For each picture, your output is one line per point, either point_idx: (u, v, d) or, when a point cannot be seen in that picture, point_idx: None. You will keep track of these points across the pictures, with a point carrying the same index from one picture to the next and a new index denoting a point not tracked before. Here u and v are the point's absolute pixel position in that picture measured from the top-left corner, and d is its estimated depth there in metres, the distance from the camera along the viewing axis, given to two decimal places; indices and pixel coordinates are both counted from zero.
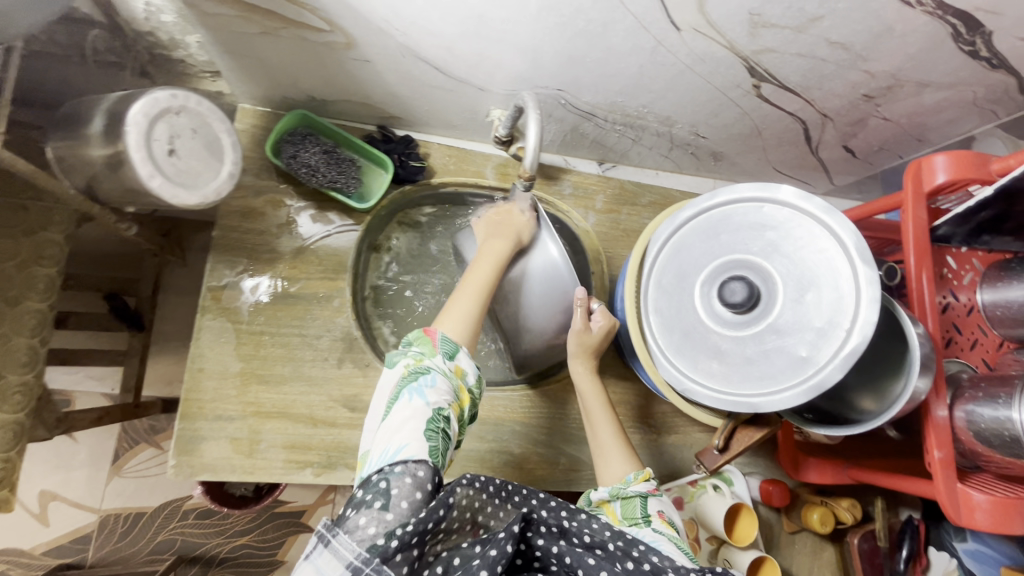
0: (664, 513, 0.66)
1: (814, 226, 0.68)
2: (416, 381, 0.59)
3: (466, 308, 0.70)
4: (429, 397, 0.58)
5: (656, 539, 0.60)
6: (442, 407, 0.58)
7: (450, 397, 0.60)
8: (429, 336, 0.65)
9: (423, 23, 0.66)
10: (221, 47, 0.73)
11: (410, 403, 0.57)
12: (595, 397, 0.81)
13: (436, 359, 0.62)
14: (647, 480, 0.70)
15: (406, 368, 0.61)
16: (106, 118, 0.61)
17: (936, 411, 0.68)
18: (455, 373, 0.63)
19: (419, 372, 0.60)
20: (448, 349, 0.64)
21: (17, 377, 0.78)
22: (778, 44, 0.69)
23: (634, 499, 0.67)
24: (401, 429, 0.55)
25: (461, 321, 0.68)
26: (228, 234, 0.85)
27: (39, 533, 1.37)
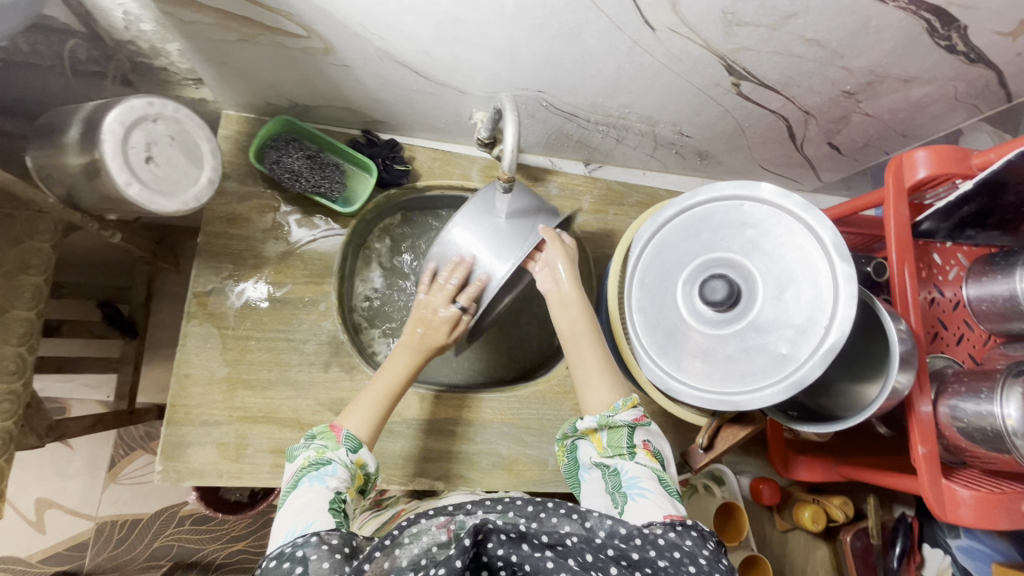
0: (649, 442, 0.67)
1: (793, 223, 0.68)
2: (314, 473, 0.61)
3: (370, 410, 0.72)
4: (329, 482, 0.60)
5: (637, 479, 0.62)
6: (341, 491, 0.60)
7: (348, 482, 0.63)
8: (333, 430, 0.68)
9: (400, 27, 0.66)
10: (200, 55, 0.74)
11: (311, 488, 0.59)
12: (582, 316, 0.76)
13: (339, 452, 0.65)
14: (634, 408, 0.68)
15: (307, 459, 0.64)
16: (83, 126, 0.61)
17: (920, 407, 0.68)
18: (355, 467, 0.66)
19: (320, 462, 0.63)
20: (351, 446, 0.67)
21: (5, 385, 0.79)
22: (754, 43, 0.69)
23: (621, 429, 0.67)
24: (305, 511, 0.56)
25: (363, 422, 0.70)
26: (213, 240, 0.85)
27: (36, 541, 1.38)
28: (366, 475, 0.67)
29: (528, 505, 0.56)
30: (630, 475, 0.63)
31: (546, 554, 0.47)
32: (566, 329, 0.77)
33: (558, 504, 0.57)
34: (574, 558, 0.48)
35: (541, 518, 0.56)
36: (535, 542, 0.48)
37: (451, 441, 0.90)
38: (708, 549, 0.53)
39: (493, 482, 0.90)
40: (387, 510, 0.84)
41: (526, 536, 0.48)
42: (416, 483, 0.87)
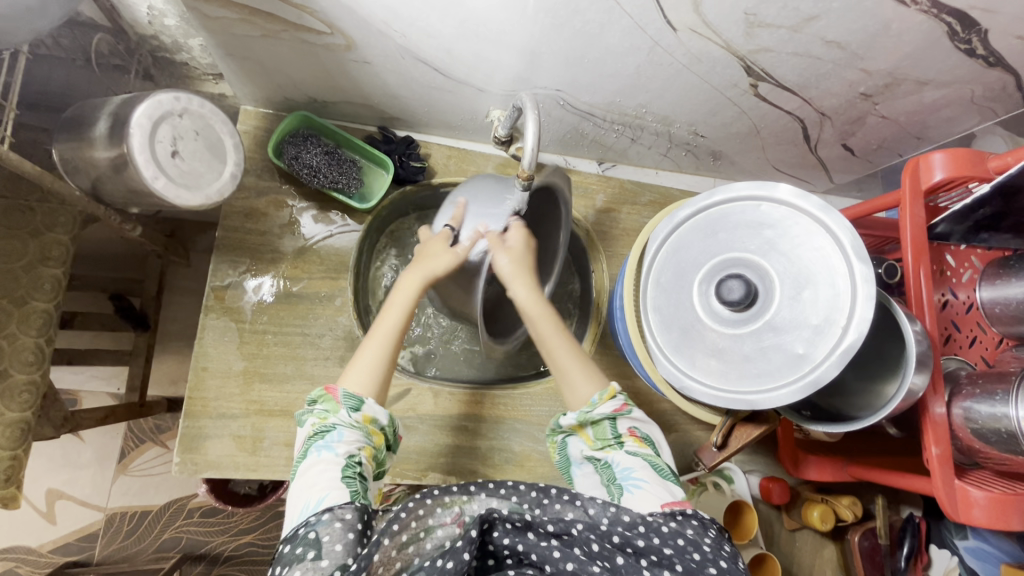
0: (635, 428, 0.68)
1: (811, 225, 0.69)
2: (319, 443, 0.60)
3: (377, 359, 0.68)
4: (338, 449, 0.59)
5: (630, 469, 0.63)
6: (353, 453, 0.59)
7: (362, 441, 0.61)
8: (332, 392, 0.64)
9: (422, 25, 0.67)
10: (222, 50, 0.74)
11: (320, 458, 0.58)
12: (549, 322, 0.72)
13: (340, 415, 0.62)
14: (614, 398, 0.68)
15: (312, 428, 0.62)
16: (111, 120, 0.62)
17: (933, 408, 0.69)
18: (363, 425, 0.63)
19: (324, 430, 0.60)
20: (353, 404, 0.63)
21: (24, 375, 0.80)
22: (774, 44, 0.69)
23: (603, 422, 0.68)
24: (318, 480, 0.56)
25: (368, 378, 0.66)
26: (231, 234, 0.86)
27: (46, 531, 1.39)
28: (382, 430, 0.64)
29: (530, 491, 0.59)
30: (622, 465, 0.64)
31: (551, 543, 0.51)
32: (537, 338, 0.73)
33: (562, 492, 0.58)
34: (580, 547, 0.52)
35: (546, 505, 0.58)
36: (541, 532, 0.52)
37: (464, 437, 0.90)
38: (711, 537, 0.54)
39: (504, 478, 0.90)
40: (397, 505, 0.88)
41: (532, 526, 0.53)
42: (429, 478, 0.88)
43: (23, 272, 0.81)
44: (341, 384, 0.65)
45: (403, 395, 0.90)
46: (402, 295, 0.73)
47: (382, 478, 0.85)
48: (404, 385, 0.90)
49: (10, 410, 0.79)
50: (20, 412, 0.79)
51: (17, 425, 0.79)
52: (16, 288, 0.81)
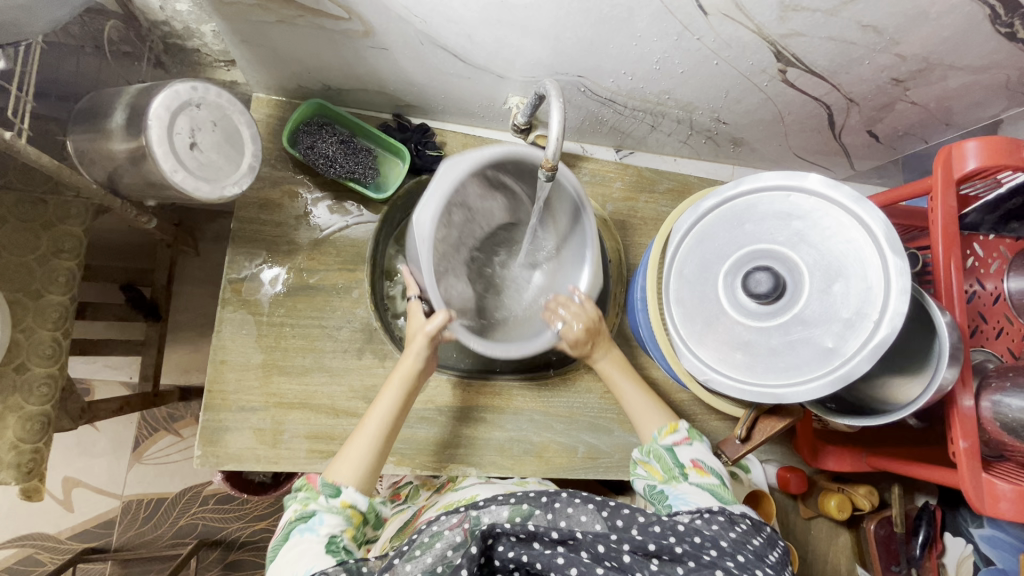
0: (698, 461, 0.72)
1: (843, 216, 0.67)
2: (302, 527, 0.61)
3: (363, 453, 0.69)
4: (319, 531, 0.60)
5: (685, 495, 0.67)
6: (336, 534, 0.61)
7: (344, 523, 0.63)
8: (312, 480, 0.66)
9: (445, 10, 0.65)
10: (237, 37, 0.72)
11: (302, 541, 0.59)
12: (620, 371, 0.83)
13: (320, 501, 0.63)
14: (675, 432, 0.76)
15: (294, 513, 0.63)
16: (127, 111, 0.61)
17: (962, 401, 0.68)
18: (343, 510, 0.64)
19: (306, 515, 0.62)
20: (331, 491, 0.65)
21: (42, 369, 0.80)
22: (807, 28, 0.67)
23: (667, 454, 0.74)
24: (304, 558, 0.58)
25: (355, 469, 0.67)
26: (246, 226, 0.84)
27: (65, 518, 1.40)
28: (361, 511, 0.65)
29: (541, 496, 0.58)
30: (679, 493, 0.68)
31: (556, 550, 0.52)
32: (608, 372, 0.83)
33: (572, 495, 0.58)
34: (586, 550, 0.52)
35: (557, 508, 0.58)
36: (545, 540, 0.52)
37: (483, 428, 0.90)
38: (734, 532, 0.57)
39: (523, 469, 0.91)
40: (407, 506, 0.88)
41: (537, 535, 0.53)
42: (449, 469, 0.88)
43: (37, 265, 0.80)
44: (322, 472, 0.67)
45: (422, 388, 0.89)
46: (386, 398, 0.73)
47: (401, 469, 0.86)
48: None
49: (30, 404, 0.79)
50: (40, 406, 0.79)
51: (37, 418, 0.79)
52: (30, 282, 0.80)
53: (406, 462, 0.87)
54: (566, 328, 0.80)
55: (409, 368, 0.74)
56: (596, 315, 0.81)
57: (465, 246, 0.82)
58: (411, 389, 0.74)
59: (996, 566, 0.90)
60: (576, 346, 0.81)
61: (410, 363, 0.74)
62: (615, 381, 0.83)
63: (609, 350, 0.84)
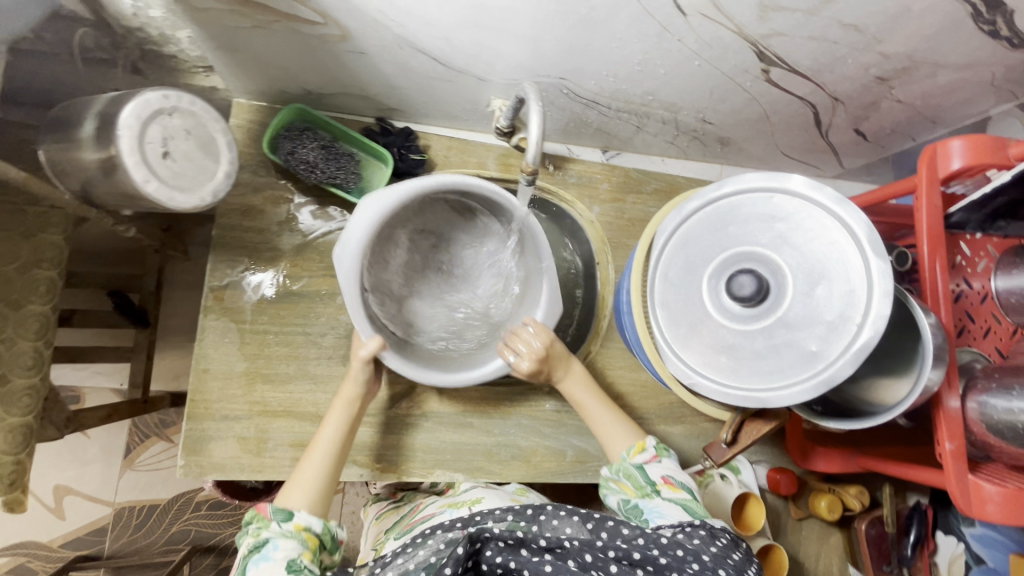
0: (668, 477, 0.72)
1: (825, 217, 0.66)
2: (257, 557, 0.61)
3: (315, 474, 0.71)
4: (275, 557, 0.61)
5: (658, 510, 0.67)
6: (293, 557, 0.61)
7: (300, 547, 0.63)
8: (263, 509, 0.67)
9: (421, 14, 0.64)
10: (213, 42, 0.71)
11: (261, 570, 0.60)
12: (583, 385, 0.83)
13: (272, 528, 0.64)
14: (644, 450, 0.76)
15: (248, 547, 0.63)
16: (98, 120, 0.60)
17: (948, 403, 0.68)
18: (297, 533, 0.65)
19: (259, 545, 0.62)
20: (282, 516, 0.66)
21: (24, 380, 0.80)
22: (788, 28, 0.66)
23: (637, 471, 0.73)
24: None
25: (306, 494, 0.69)
26: (228, 232, 0.84)
27: (56, 526, 1.40)
28: (317, 534, 0.66)
29: (528, 508, 0.60)
30: (652, 508, 0.68)
31: (543, 557, 0.52)
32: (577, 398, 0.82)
33: (558, 507, 0.59)
34: (573, 559, 0.53)
35: (541, 520, 0.59)
36: (532, 546, 0.54)
37: (469, 433, 0.90)
38: (718, 546, 0.56)
39: (510, 474, 0.90)
40: (405, 502, 0.89)
41: (524, 542, 0.54)
42: (436, 475, 0.88)
43: (16, 275, 0.80)
44: (273, 501, 0.68)
45: (407, 394, 0.88)
46: (332, 419, 0.75)
47: (388, 476, 0.86)
48: (408, 382, 0.88)
49: (11, 415, 0.78)
50: (21, 417, 0.78)
51: (19, 429, 0.79)
52: (10, 292, 0.79)
53: (393, 469, 0.86)
54: (518, 363, 0.77)
55: (350, 392, 0.76)
56: (550, 341, 0.79)
57: (423, 269, 0.90)
58: (357, 411, 0.77)
59: (988, 565, 0.91)
60: (533, 376, 0.79)
61: (353, 387, 0.76)
62: (579, 400, 0.82)
63: (570, 366, 0.82)
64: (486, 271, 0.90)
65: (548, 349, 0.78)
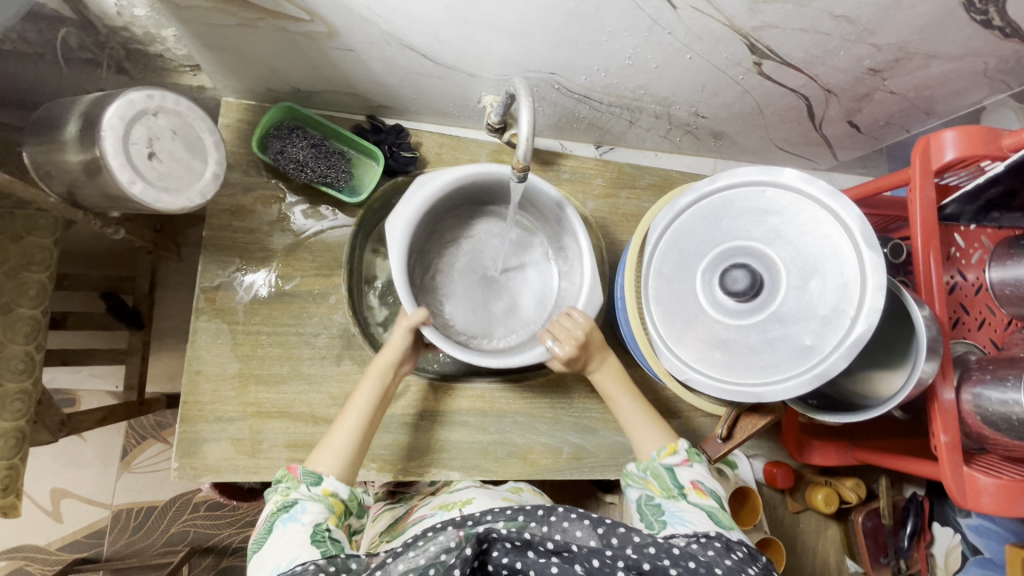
0: (698, 483, 0.70)
1: (818, 211, 0.66)
2: (285, 517, 0.61)
3: (347, 441, 0.70)
4: (302, 520, 0.61)
5: (683, 514, 0.66)
6: (319, 522, 0.61)
7: (326, 511, 0.63)
8: (293, 472, 0.67)
9: (408, 10, 0.63)
10: (198, 41, 0.70)
11: (287, 531, 0.59)
12: (613, 379, 0.80)
13: (301, 490, 0.64)
14: (675, 453, 0.73)
15: (275, 505, 0.63)
16: (82, 121, 0.59)
17: (943, 394, 0.67)
18: (324, 498, 0.64)
19: (288, 506, 0.62)
20: (311, 480, 0.65)
21: (15, 384, 0.79)
22: (779, 20, 0.66)
23: (666, 473, 0.71)
24: (290, 546, 0.57)
25: (338, 459, 0.68)
26: (219, 233, 0.83)
27: (54, 529, 1.39)
28: (343, 500, 0.66)
29: (539, 509, 0.60)
30: (677, 511, 0.66)
31: (550, 560, 0.51)
32: (608, 391, 0.80)
33: (569, 510, 0.59)
34: (581, 564, 0.51)
35: (552, 522, 0.59)
36: (540, 549, 0.53)
37: (465, 432, 0.89)
38: (732, 559, 0.57)
39: (507, 471, 0.90)
40: (401, 505, 0.88)
41: (532, 543, 0.53)
42: (432, 474, 0.87)
43: (6, 279, 0.79)
44: (305, 463, 0.68)
45: (402, 392, 0.88)
46: (363, 392, 0.74)
47: (384, 476, 0.85)
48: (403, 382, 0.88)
49: (3, 420, 0.78)
50: (13, 422, 0.78)
51: (11, 434, 0.78)
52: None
53: (389, 468, 0.86)
54: (556, 347, 0.75)
55: (386, 359, 0.75)
56: (591, 327, 0.77)
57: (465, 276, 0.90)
58: (390, 382, 0.76)
59: (984, 556, 0.91)
60: (570, 363, 0.77)
61: (388, 357, 0.75)
62: (610, 393, 0.80)
63: (604, 358, 0.80)
64: (530, 278, 0.91)
65: (588, 336, 0.76)
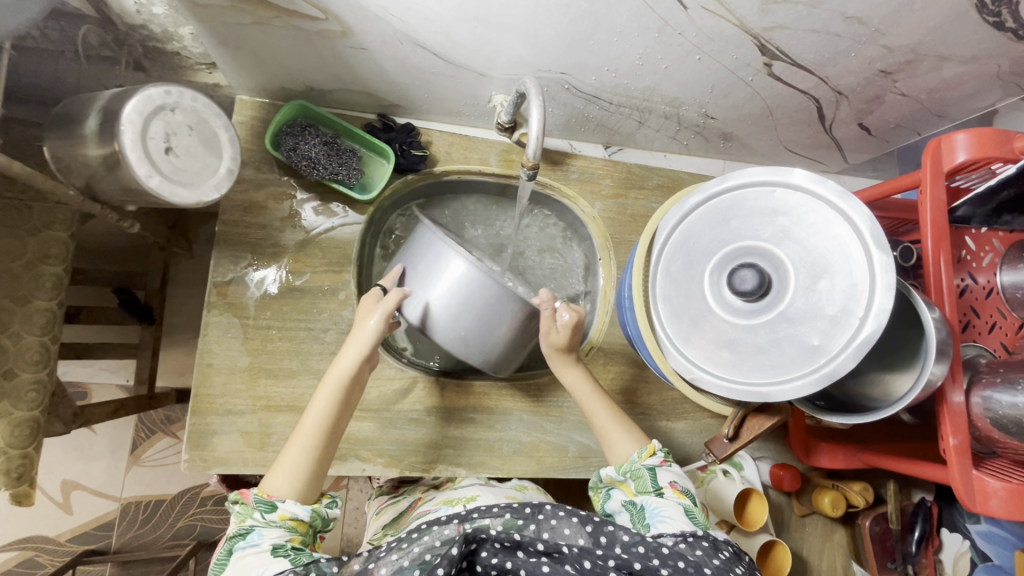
0: (675, 483, 0.71)
1: (827, 211, 0.66)
2: (242, 544, 0.61)
3: (301, 460, 0.68)
4: (262, 542, 0.60)
5: (659, 509, 0.67)
6: (280, 543, 0.61)
7: (286, 534, 0.63)
8: (245, 495, 0.65)
9: (421, 9, 0.64)
10: (215, 39, 0.72)
11: (246, 554, 0.59)
12: (584, 381, 0.82)
13: (256, 517, 0.63)
14: (654, 454, 0.74)
15: (231, 530, 0.62)
16: (101, 116, 0.60)
17: (952, 397, 0.67)
18: (282, 523, 0.63)
19: (244, 532, 0.61)
20: (267, 506, 0.64)
21: (30, 375, 0.81)
22: (790, 21, 0.66)
23: (646, 474, 0.72)
24: (251, 568, 0.57)
25: (289, 480, 0.66)
26: (231, 228, 0.84)
27: (63, 521, 1.41)
28: (304, 520, 0.65)
29: (526, 507, 0.61)
30: (654, 509, 0.67)
31: (541, 560, 0.55)
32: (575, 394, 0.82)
33: (556, 508, 0.61)
34: (571, 563, 0.54)
35: (541, 520, 0.61)
36: (530, 549, 0.56)
37: (472, 429, 0.90)
38: (721, 558, 0.58)
39: (513, 469, 0.90)
40: (404, 498, 0.88)
41: (522, 544, 0.56)
42: (439, 470, 0.88)
43: (23, 271, 0.81)
44: (258, 486, 0.66)
45: (410, 388, 0.89)
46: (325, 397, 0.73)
47: (391, 471, 0.86)
48: (409, 378, 0.89)
49: (18, 410, 0.79)
50: (28, 412, 0.79)
51: (26, 424, 0.79)
52: (17, 287, 0.80)
53: (395, 463, 0.86)
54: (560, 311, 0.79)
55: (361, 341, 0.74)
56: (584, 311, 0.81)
57: None
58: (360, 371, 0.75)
59: (993, 563, 0.91)
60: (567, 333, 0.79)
61: (348, 359, 0.73)
62: (580, 395, 0.81)
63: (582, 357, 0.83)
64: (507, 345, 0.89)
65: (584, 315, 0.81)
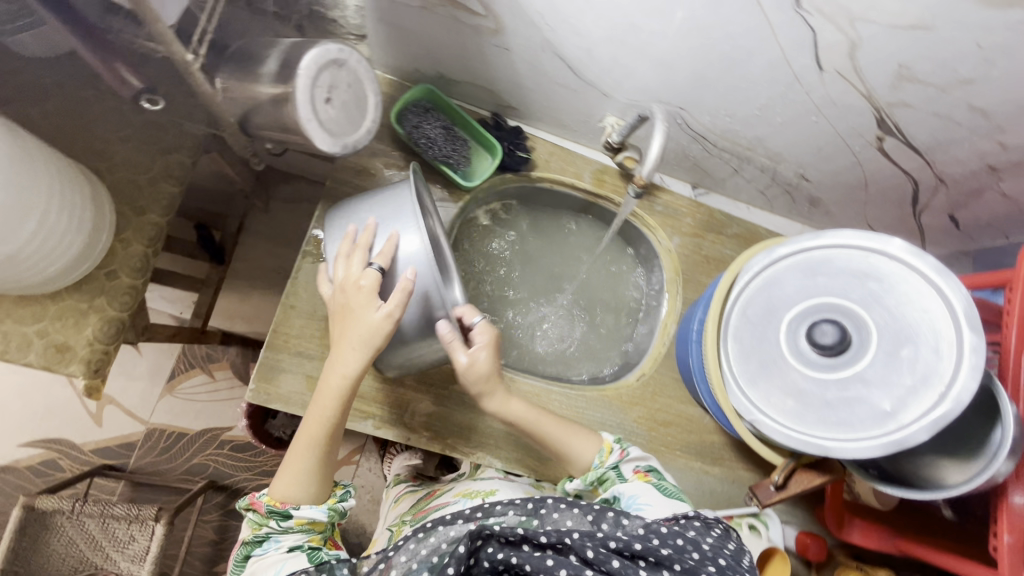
0: (638, 468, 0.76)
1: (921, 284, 0.68)
2: (263, 547, 0.66)
3: (312, 468, 0.68)
4: (281, 544, 0.66)
5: (635, 496, 0.71)
6: (297, 544, 0.66)
7: (305, 535, 0.67)
8: (256, 503, 0.67)
9: (575, 23, 0.70)
10: (377, 15, 0.78)
11: (269, 555, 0.65)
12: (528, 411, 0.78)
13: (271, 524, 0.67)
14: (613, 450, 0.77)
15: (250, 535, 0.68)
16: (280, 60, 0.67)
17: (1012, 496, 0.67)
18: (299, 526, 0.67)
19: (261, 539, 0.67)
20: (280, 516, 0.66)
21: (129, 279, 0.86)
22: (917, 100, 0.70)
23: (613, 474, 0.75)
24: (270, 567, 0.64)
25: (303, 481, 0.67)
26: (339, 186, 0.90)
27: (91, 431, 1.46)
28: (322, 521, 0.67)
29: (529, 502, 0.63)
30: (628, 495, 0.71)
31: (545, 553, 0.52)
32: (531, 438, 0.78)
33: (558, 500, 0.62)
34: (575, 554, 0.53)
35: (544, 513, 0.62)
36: (534, 543, 0.53)
37: None
38: (712, 536, 0.59)
39: (547, 473, 0.92)
40: (423, 488, 0.92)
41: (527, 538, 0.54)
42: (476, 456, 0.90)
43: (146, 184, 0.87)
44: (276, 493, 0.67)
45: None
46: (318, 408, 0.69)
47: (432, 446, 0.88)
48: None
49: (112, 308, 0.84)
50: (118, 312, 0.84)
51: (115, 322, 0.85)
52: (137, 198, 0.86)
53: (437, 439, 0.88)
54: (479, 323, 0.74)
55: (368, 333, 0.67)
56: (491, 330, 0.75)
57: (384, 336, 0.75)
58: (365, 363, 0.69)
59: None
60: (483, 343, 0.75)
61: (356, 360, 0.68)
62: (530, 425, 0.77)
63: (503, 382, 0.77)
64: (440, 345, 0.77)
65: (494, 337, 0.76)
